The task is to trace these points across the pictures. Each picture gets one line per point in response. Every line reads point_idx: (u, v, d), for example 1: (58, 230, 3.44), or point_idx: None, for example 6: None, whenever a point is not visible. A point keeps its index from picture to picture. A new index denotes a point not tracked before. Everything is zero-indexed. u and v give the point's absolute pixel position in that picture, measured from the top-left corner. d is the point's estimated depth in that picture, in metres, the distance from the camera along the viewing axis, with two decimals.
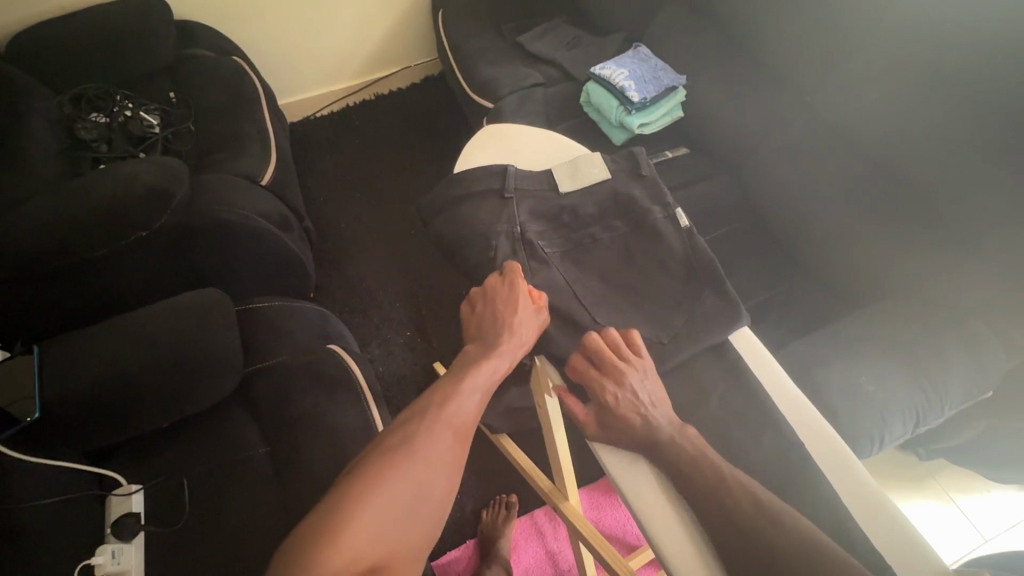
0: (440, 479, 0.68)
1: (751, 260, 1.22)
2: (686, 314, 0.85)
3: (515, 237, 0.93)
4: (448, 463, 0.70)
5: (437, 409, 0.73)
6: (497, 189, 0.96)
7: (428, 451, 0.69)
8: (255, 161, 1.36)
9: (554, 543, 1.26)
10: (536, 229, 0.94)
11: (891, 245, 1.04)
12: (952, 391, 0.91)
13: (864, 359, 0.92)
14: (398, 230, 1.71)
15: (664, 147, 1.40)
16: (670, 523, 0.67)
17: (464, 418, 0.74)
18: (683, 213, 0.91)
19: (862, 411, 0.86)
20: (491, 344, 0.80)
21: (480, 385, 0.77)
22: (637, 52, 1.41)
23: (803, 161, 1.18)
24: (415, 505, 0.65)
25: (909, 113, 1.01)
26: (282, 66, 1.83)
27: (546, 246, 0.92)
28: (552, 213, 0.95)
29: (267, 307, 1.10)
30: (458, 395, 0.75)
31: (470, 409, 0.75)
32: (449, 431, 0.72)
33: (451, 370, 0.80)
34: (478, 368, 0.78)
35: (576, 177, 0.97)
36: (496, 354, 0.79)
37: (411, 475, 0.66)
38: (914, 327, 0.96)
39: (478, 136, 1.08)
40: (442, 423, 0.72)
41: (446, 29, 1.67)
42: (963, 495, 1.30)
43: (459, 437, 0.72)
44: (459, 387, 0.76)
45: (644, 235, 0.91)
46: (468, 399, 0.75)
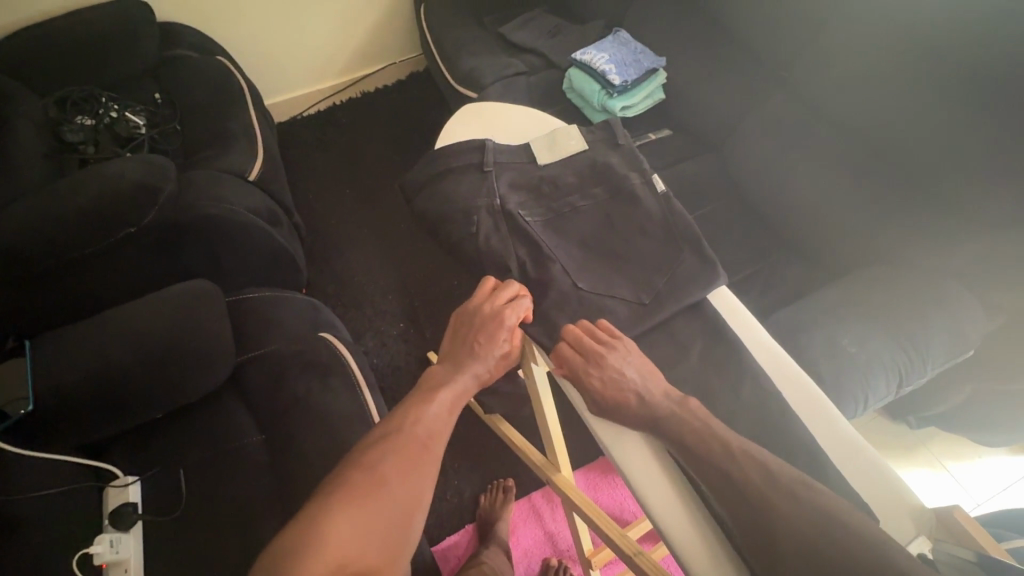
0: (415, 494, 0.69)
1: (736, 235, 1.23)
2: (666, 276, 0.86)
3: (495, 210, 0.94)
4: (421, 479, 0.71)
5: (407, 425, 0.74)
6: (477, 164, 0.98)
7: (398, 469, 0.70)
8: (242, 157, 1.37)
9: (552, 524, 1.27)
10: (516, 200, 0.95)
11: (871, 212, 1.06)
12: (934, 352, 0.92)
13: (846, 322, 0.93)
14: (387, 222, 1.72)
15: (647, 130, 1.41)
16: (657, 480, 0.69)
17: (433, 432, 0.74)
18: (659, 178, 0.94)
19: (845, 370, 0.87)
20: (463, 358, 0.80)
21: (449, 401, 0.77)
22: (617, 37, 1.42)
23: (782, 136, 1.19)
24: (392, 520, 0.66)
25: (881, 79, 1.03)
26: (266, 66, 1.84)
27: (526, 215, 0.93)
28: (531, 183, 0.96)
29: (257, 297, 1.11)
30: (425, 413, 0.75)
31: (439, 425, 0.76)
32: (418, 448, 0.72)
33: (419, 387, 0.80)
34: (447, 385, 0.78)
35: (553, 150, 0.99)
36: (464, 370, 0.79)
37: (383, 494, 0.67)
38: (894, 291, 0.97)
39: (457, 117, 1.10)
40: (411, 442, 0.72)
41: (429, 22, 1.69)
42: (954, 462, 1.31)
43: (429, 453, 0.73)
44: (428, 402, 0.76)
45: (624, 202, 0.93)
46: (436, 416, 0.76)
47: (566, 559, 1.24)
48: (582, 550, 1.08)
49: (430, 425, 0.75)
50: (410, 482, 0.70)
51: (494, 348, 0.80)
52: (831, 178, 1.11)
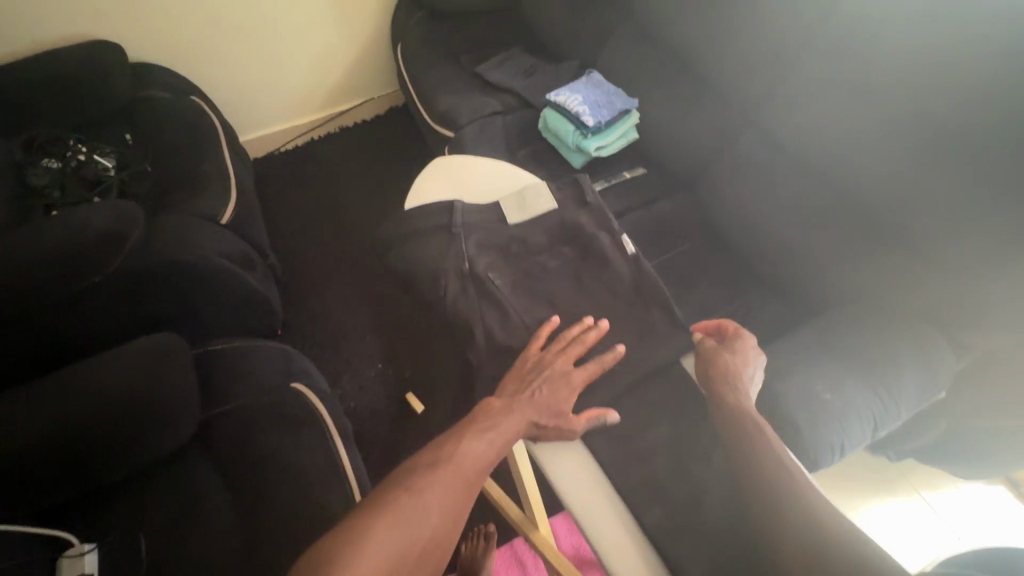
0: (452, 528, 0.62)
1: (712, 274, 1.24)
2: (637, 338, 0.94)
3: (463, 274, 1.00)
4: (459, 512, 0.64)
5: (455, 451, 0.69)
6: (446, 226, 1.04)
7: (445, 495, 0.63)
8: (215, 199, 1.35)
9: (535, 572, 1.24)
10: (484, 261, 1.01)
11: (840, 253, 1.08)
12: (907, 395, 0.93)
13: (819, 368, 0.94)
14: (364, 259, 1.71)
15: (622, 168, 1.43)
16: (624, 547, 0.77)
17: (480, 466, 0.69)
18: (628, 239, 1.00)
19: (817, 418, 0.87)
20: (519, 398, 0.79)
21: (502, 438, 0.73)
22: (590, 78, 1.45)
23: (752, 177, 1.22)
24: (425, 550, 0.58)
25: (844, 126, 1.07)
26: (242, 103, 1.83)
27: (496, 278, 0.99)
28: (499, 243, 1.02)
29: (226, 348, 1.08)
30: (479, 445, 0.71)
31: (488, 459, 0.71)
32: (467, 478, 0.67)
33: (473, 416, 0.76)
34: (506, 419, 0.75)
35: (523, 210, 1.05)
36: (523, 412, 0.77)
37: (427, 518, 0.60)
38: (865, 332, 0.99)
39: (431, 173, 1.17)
40: (460, 469, 0.67)
41: (406, 62, 1.71)
42: (933, 494, 1.32)
43: (473, 486, 0.67)
44: (479, 433, 0.73)
45: (593, 262, 1.00)
46: (487, 450, 0.71)
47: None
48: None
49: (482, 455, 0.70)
50: (452, 510, 0.64)
51: (557, 403, 0.81)
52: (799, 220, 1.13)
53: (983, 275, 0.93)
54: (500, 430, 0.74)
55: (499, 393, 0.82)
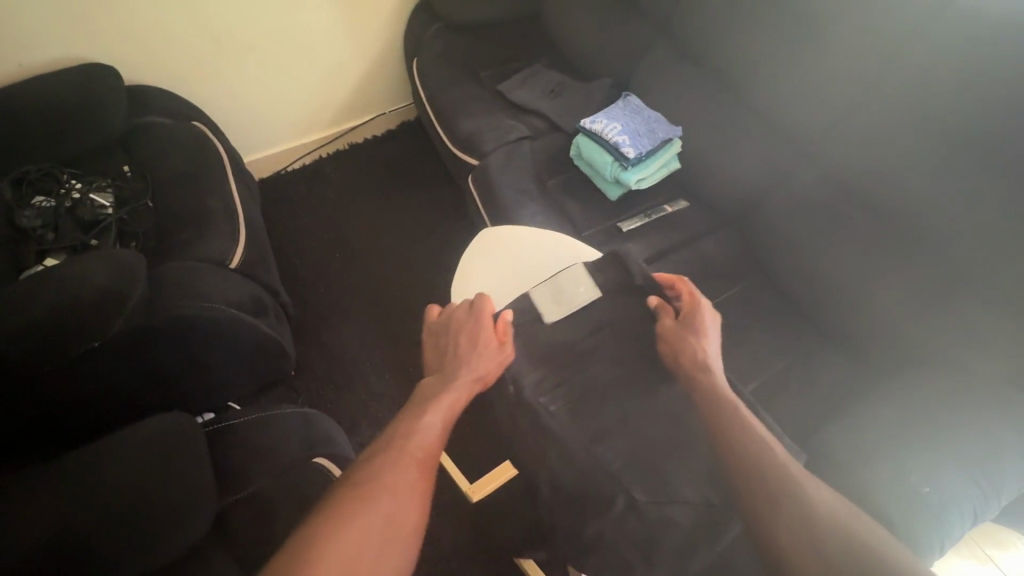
0: (407, 511, 0.66)
1: (767, 321, 1.14)
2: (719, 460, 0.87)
3: (515, 399, 0.94)
4: (420, 489, 0.70)
5: (398, 442, 0.74)
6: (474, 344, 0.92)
7: (396, 477, 0.69)
8: (222, 240, 1.24)
9: None
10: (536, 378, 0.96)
11: (920, 307, 0.97)
12: (1007, 479, 0.83)
13: (912, 454, 0.85)
14: (381, 292, 1.60)
15: (662, 201, 1.33)
16: None
17: (428, 448, 0.74)
18: None
19: (917, 516, 0.78)
20: (450, 373, 0.85)
21: (440, 406, 0.80)
22: (627, 103, 1.33)
23: (813, 216, 1.11)
24: (392, 528, 0.64)
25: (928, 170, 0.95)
26: (246, 122, 1.71)
27: (548, 402, 0.93)
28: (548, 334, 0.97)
29: (243, 422, 0.99)
30: (419, 423, 0.77)
31: (436, 429, 0.77)
32: (416, 455, 0.72)
33: (413, 401, 0.82)
34: (441, 392, 0.82)
35: (562, 302, 0.98)
36: (455, 377, 0.84)
37: (380, 503, 0.66)
38: (954, 405, 0.89)
39: (482, 249, 1.11)
40: (405, 452, 0.73)
41: (422, 78, 1.59)
42: (999, 551, 1.22)
43: (428, 459, 0.73)
44: (420, 419, 0.78)
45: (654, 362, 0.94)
46: (429, 423, 0.77)
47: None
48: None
49: (426, 427, 0.77)
50: (410, 486, 0.69)
51: (483, 353, 0.88)
52: (873, 271, 1.02)
53: None
54: (438, 400, 0.81)
55: (429, 373, 0.88)
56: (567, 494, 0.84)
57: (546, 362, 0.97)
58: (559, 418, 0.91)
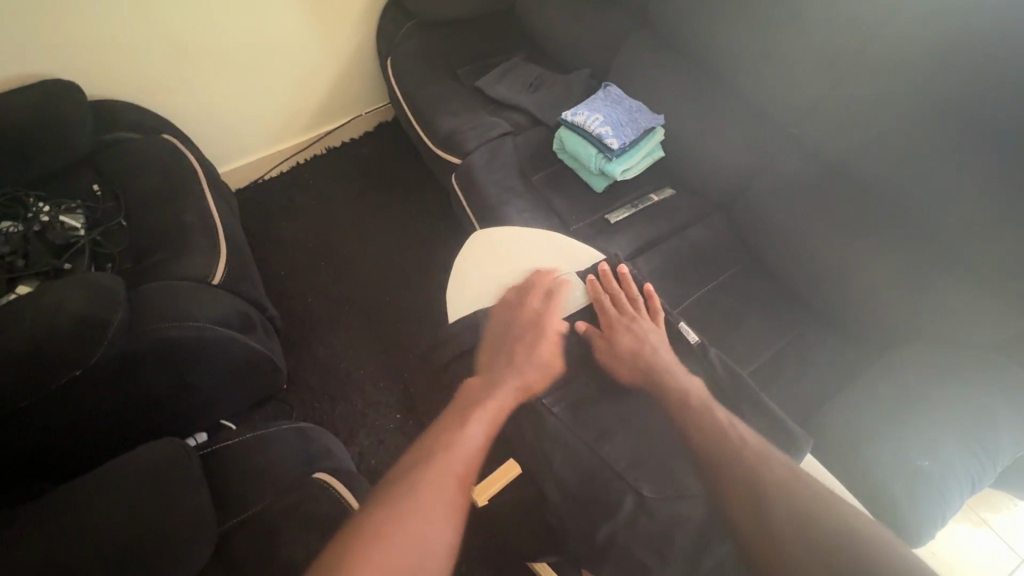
0: (448, 520, 0.69)
1: (759, 305, 1.14)
2: None
3: None
4: (458, 500, 0.71)
5: (443, 449, 0.76)
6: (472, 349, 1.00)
7: (438, 484, 0.71)
8: (203, 256, 1.20)
9: None
10: None
11: (908, 282, 0.99)
12: (1001, 448, 0.84)
13: (910, 428, 0.86)
14: (370, 299, 1.58)
15: (647, 190, 1.32)
16: None
17: (470, 457, 0.76)
18: (689, 328, 0.98)
19: (919, 490, 0.80)
20: (496, 382, 0.88)
21: (482, 417, 0.82)
22: (607, 93, 1.32)
23: (799, 198, 1.12)
24: (429, 537, 0.66)
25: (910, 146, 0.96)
26: (219, 132, 1.66)
27: (552, 404, 0.92)
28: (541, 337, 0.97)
29: (239, 442, 0.97)
30: (461, 433, 0.79)
31: (477, 440, 0.79)
32: (457, 466, 0.74)
33: (456, 410, 0.85)
34: (482, 402, 0.84)
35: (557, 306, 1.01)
36: (498, 389, 0.87)
37: (419, 512, 0.68)
38: (948, 379, 0.90)
39: (474, 256, 1.12)
40: (448, 459, 0.75)
41: (397, 78, 1.56)
42: (993, 514, 1.25)
43: (468, 470, 0.75)
44: (463, 427, 0.80)
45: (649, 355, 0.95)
46: (471, 433, 0.79)
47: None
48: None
49: (468, 437, 0.79)
50: (449, 496, 0.71)
51: (533, 362, 0.91)
52: (861, 249, 1.03)
53: None
54: (479, 411, 0.83)
55: (480, 375, 0.91)
56: (574, 495, 0.84)
57: None
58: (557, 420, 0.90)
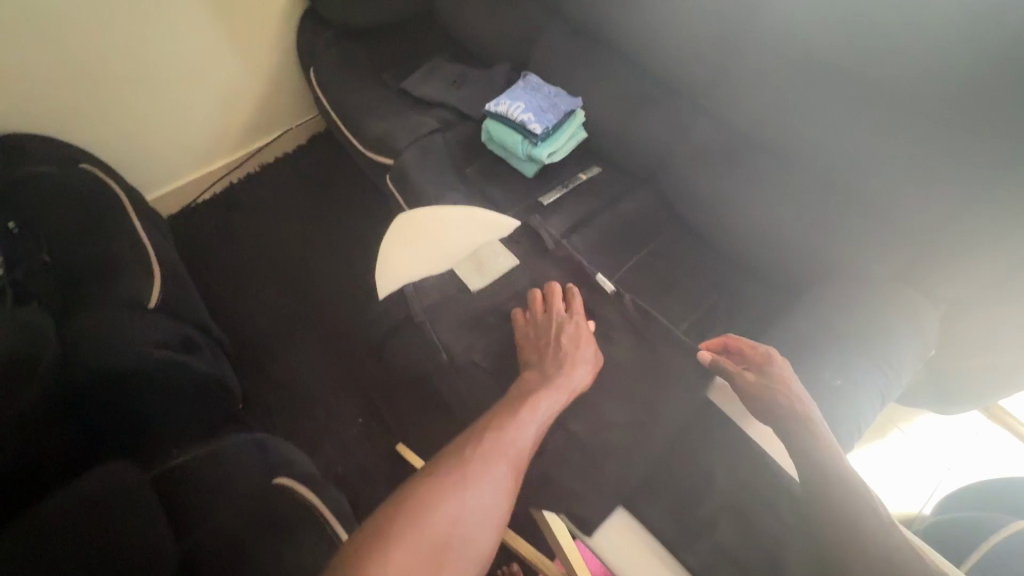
0: (495, 503, 0.73)
1: (688, 265, 1.22)
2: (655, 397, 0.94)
3: (448, 365, 1.01)
4: (508, 485, 0.76)
5: (495, 435, 0.80)
6: (407, 317, 1.05)
7: (488, 468, 0.75)
8: (136, 282, 1.18)
9: None
10: (463, 344, 1.02)
11: (813, 226, 1.08)
12: (903, 362, 0.94)
13: (827, 354, 0.94)
14: (320, 309, 1.57)
15: (576, 170, 1.38)
16: None
17: (520, 448, 0.80)
18: (604, 277, 1.07)
19: (836, 406, 0.88)
20: (549, 376, 0.90)
21: (536, 411, 0.84)
22: (528, 82, 1.38)
23: (713, 162, 1.20)
24: (481, 516, 0.71)
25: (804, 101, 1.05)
26: (143, 157, 1.61)
27: (480, 360, 1.01)
28: (474, 315, 1.04)
29: (193, 459, 0.96)
30: (515, 421, 0.82)
31: (530, 433, 0.82)
32: (509, 454, 0.78)
33: (511, 397, 0.87)
34: (537, 393, 0.87)
35: (482, 274, 1.08)
36: (554, 385, 0.88)
37: (476, 492, 0.73)
38: (858, 307, 0.99)
39: (399, 235, 1.16)
40: (500, 446, 0.79)
41: (323, 88, 1.56)
42: (918, 431, 1.37)
43: (519, 459, 0.79)
44: (517, 417, 0.83)
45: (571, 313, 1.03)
46: (524, 424, 0.82)
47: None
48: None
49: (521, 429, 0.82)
50: (501, 482, 0.75)
51: (581, 358, 0.93)
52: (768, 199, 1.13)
53: (964, 230, 0.94)
54: (532, 404, 0.85)
55: (530, 367, 0.93)
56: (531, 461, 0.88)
57: (474, 329, 1.03)
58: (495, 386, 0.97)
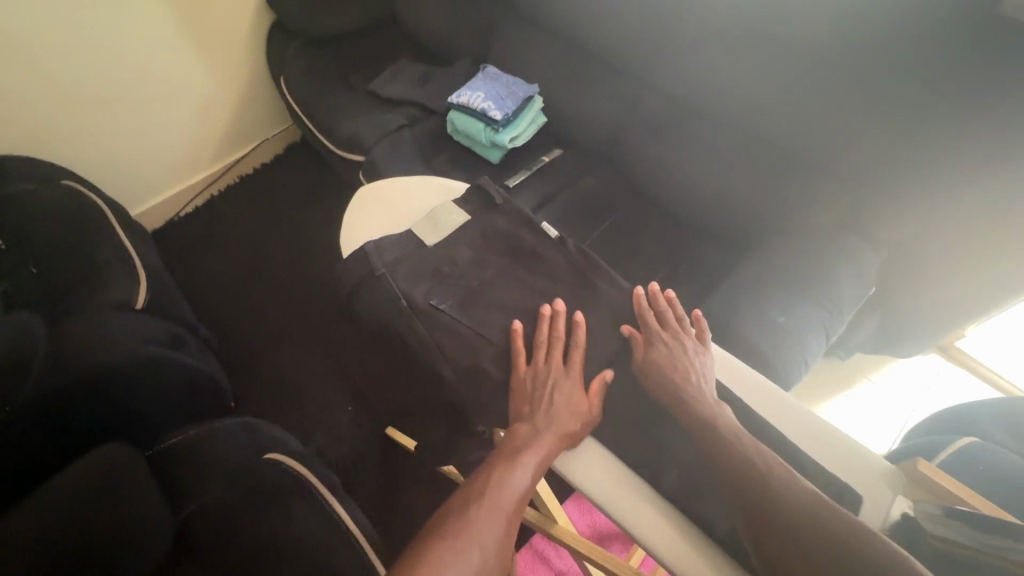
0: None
1: (649, 233, 1.29)
2: None
3: (408, 313, 0.93)
4: (502, 554, 0.65)
5: (482, 500, 0.68)
6: (366, 271, 0.97)
7: (477, 542, 0.64)
8: (122, 285, 1.22)
9: (561, 562, 1.23)
10: (423, 294, 0.95)
11: (759, 185, 1.16)
12: (845, 300, 1.02)
13: (776, 296, 1.01)
14: (305, 307, 1.63)
15: (539, 153, 1.46)
16: (666, 526, 0.69)
17: (512, 509, 0.68)
18: (550, 226, 1.03)
19: (783, 342, 0.95)
20: (541, 428, 0.75)
21: (526, 469, 0.71)
22: (486, 73, 1.45)
23: (665, 134, 1.28)
24: None
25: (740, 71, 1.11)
26: (124, 174, 1.66)
27: (440, 305, 0.93)
28: (431, 268, 0.97)
29: (181, 441, 1.02)
30: (505, 479, 0.70)
31: (526, 477, 0.70)
32: (499, 520, 0.67)
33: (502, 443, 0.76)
34: (527, 447, 0.73)
35: (437, 229, 1.02)
36: (547, 435, 0.74)
37: (465, 562, 0.62)
38: (804, 254, 1.06)
39: (365, 200, 1.20)
40: (489, 512, 0.67)
41: (294, 95, 1.63)
42: (882, 376, 1.45)
43: (511, 521, 0.68)
44: (506, 475, 0.70)
45: (526, 257, 1.00)
46: (515, 482, 0.70)
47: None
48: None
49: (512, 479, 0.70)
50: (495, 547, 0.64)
51: (576, 409, 0.78)
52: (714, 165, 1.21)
53: (893, 176, 1.02)
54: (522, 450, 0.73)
55: (520, 416, 0.79)
56: None
57: (432, 277, 0.96)
58: (450, 324, 0.91)
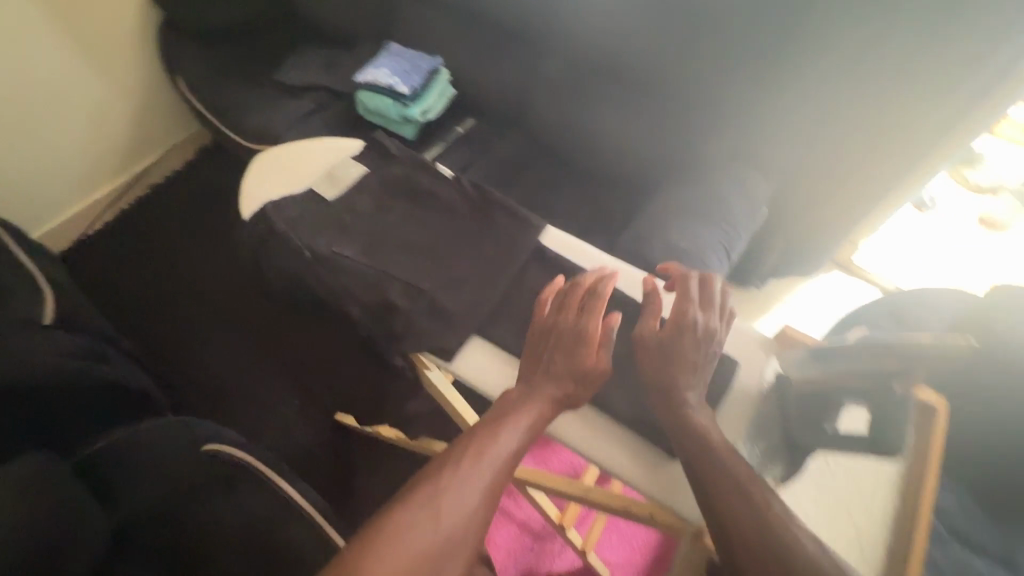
0: (467, 538, 0.54)
1: (565, 188, 1.36)
2: None
3: (312, 259, 0.90)
4: (487, 516, 0.57)
5: (470, 458, 0.60)
6: (269, 231, 0.94)
7: (463, 499, 0.56)
8: (27, 303, 1.16)
9: (521, 511, 1.28)
10: (325, 241, 0.92)
11: (657, 130, 1.25)
12: (739, 221, 1.12)
13: (678, 224, 1.09)
14: (238, 308, 1.59)
15: (452, 125, 1.48)
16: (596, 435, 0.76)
17: (502, 470, 0.60)
18: (444, 166, 1.03)
19: (688, 264, 1.03)
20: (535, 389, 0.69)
21: (518, 427, 0.65)
22: (390, 50, 1.44)
23: (569, 93, 1.33)
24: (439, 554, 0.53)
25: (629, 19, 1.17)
26: (17, 195, 1.56)
27: (342, 251, 0.90)
28: (332, 222, 0.94)
29: (106, 443, 0.93)
30: (496, 438, 0.63)
31: (510, 448, 0.63)
32: (486, 477, 0.59)
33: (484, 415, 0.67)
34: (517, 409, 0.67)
35: (335, 185, 1.00)
36: (538, 392, 0.69)
37: (427, 530, 0.53)
38: (698, 188, 1.16)
39: (249, 169, 1.09)
40: (478, 468, 0.59)
41: (196, 94, 1.58)
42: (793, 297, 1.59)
43: (500, 484, 0.60)
44: (498, 433, 0.63)
45: (424, 199, 0.99)
46: (506, 441, 0.63)
47: (539, 552, 1.24)
48: (566, 533, 1.10)
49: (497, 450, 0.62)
50: (466, 514, 0.55)
51: (579, 366, 0.70)
52: (614, 114, 1.28)
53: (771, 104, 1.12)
54: (504, 422, 0.65)
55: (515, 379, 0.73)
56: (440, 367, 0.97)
57: (333, 227, 0.94)
58: (355, 268, 0.89)
